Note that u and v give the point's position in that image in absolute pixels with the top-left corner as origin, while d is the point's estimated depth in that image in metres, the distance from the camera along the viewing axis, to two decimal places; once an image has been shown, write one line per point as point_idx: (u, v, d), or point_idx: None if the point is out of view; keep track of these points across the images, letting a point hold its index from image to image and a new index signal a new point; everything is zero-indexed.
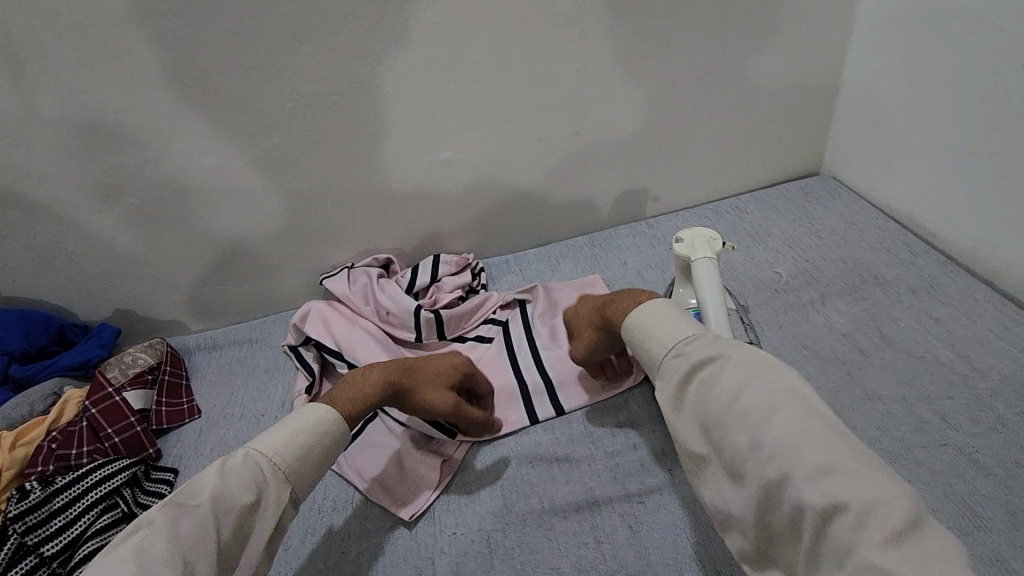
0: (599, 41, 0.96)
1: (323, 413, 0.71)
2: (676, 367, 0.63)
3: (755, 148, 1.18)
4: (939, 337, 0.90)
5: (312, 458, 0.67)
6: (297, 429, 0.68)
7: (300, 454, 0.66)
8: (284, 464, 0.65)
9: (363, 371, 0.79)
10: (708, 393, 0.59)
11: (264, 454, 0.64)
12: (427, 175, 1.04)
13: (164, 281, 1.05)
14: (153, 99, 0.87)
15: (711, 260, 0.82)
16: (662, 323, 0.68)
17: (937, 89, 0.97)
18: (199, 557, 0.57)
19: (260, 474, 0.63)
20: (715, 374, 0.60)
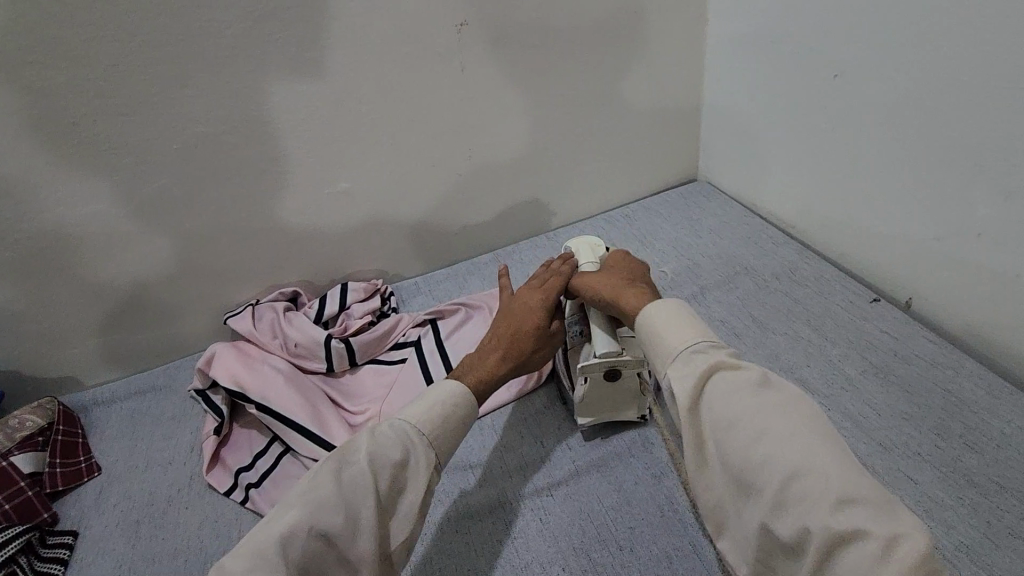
0: (479, 70, 1.03)
1: (453, 386, 0.69)
2: (699, 363, 0.59)
3: (638, 160, 1.28)
4: (799, 315, 0.97)
5: (451, 426, 0.66)
6: (438, 400, 0.67)
7: (443, 423, 0.66)
8: (429, 430, 0.64)
9: (480, 354, 0.77)
10: (722, 404, 0.56)
11: (416, 426, 0.64)
12: (325, 209, 1.06)
13: (52, 335, 1.01)
14: (23, 150, 0.85)
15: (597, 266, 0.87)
16: (673, 326, 0.64)
17: (780, 97, 1.08)
18: (359, 506, 0.58)
19: (409, 442, 0.63)
20: (733, 382, 0.57)
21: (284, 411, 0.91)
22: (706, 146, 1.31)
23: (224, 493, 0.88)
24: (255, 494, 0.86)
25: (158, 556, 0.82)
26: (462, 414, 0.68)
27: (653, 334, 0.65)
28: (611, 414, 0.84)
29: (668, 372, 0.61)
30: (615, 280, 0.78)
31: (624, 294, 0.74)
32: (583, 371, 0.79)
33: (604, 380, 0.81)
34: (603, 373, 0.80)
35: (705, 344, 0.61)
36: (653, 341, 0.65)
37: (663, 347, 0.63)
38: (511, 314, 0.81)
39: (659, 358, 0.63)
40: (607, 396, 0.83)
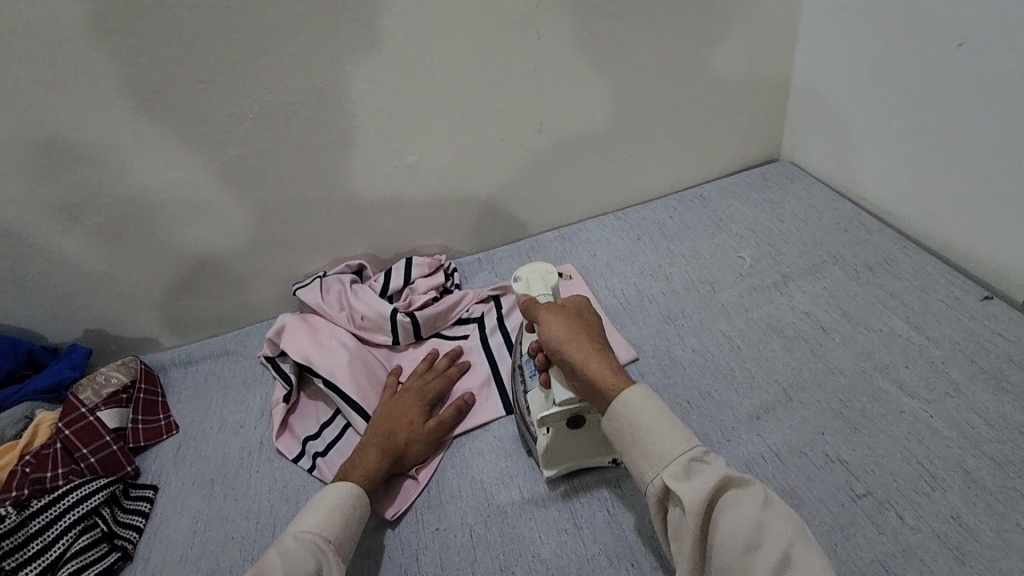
0: (555, 38, 0.98)
1: (335, 495, 0.71)
2: (708, 476, 0.57)
3: (717, 137, 1.20)
4: (895, 310, 0.89)
5: (350, 527, 0.69)
6: (333, 505, 0.70)
7: (344, 528, 0.68)
8: (331, 536, 0.67)
9: (360, 451, 0.80)
10: (734, 521, 0.55)
11: (323, 536, 0.66)
12: (392, 182, 1.05)
13: (133, 298, 1.05)
14: (110, 117, 0.87)
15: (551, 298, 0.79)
16: (659, 426, 0.61)
17: (883, 70, 0.98)
18: None
19: (319, 551, 0.65)
20: (738, 499, 0.56)
21: (354, 397, 0.91)
22: (793, 122, 1.21)
23: (292, 460, 0.90)
24: (322, 463, 0.88)
25: (229, 518, 0.84)
26: (356, 521, 0.70)
27: (636, 430, 0.62)
28: (577, 463, 0.78)
29: (661, 475, 0.59)
30: (578, 334, 0.72)
31: (591, 361, 0.69)
32: (541, 421, 0.74)
33: (567, 428, 0.75)
34: (565, 421, 0.74)
35: (700, 452, 0.59)
36: (641, 439, 0.61)
37: (650, 446, 0.61)
38: (392, 413, 0.85)
39: (645, 458, 0.61)
40: (572, 445, 0.77)
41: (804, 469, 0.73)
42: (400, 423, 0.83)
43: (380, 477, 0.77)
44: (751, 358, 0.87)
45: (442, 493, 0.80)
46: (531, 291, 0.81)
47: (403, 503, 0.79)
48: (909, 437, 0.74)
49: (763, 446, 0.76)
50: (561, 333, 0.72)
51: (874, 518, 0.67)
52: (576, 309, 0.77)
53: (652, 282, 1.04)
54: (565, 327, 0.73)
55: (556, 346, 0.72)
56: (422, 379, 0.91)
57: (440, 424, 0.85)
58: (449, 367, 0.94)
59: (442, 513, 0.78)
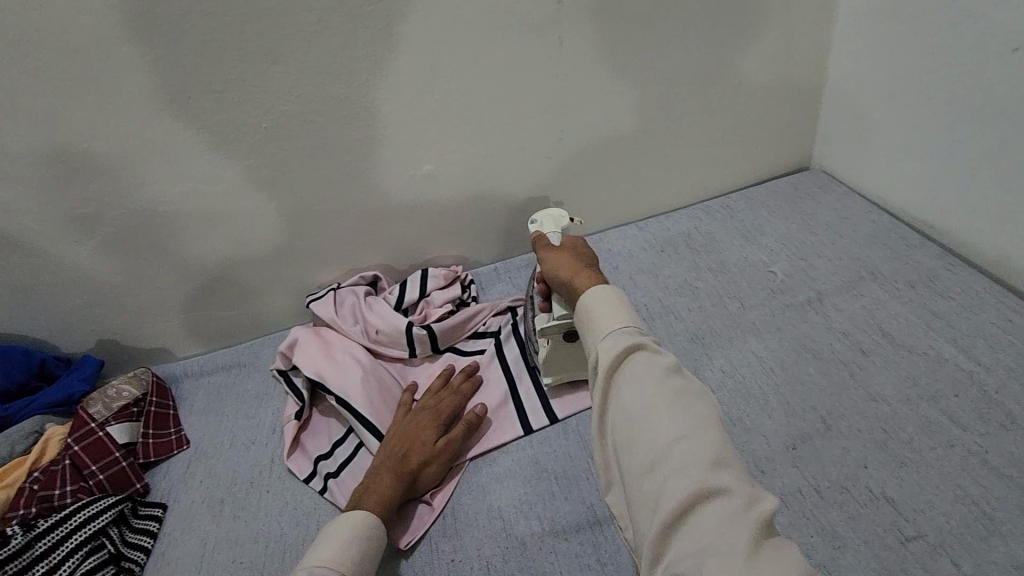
0: (579, 44, 0.95)
1: (348, 526, 0.68)
2: (624, 340, 0.56)
3: (746, 144, 1.15)
4: (941, 333, 0.84)
5: (366, 560, 0.66)
6: (351, 538, 0.67)
7: (360, 561, 0.65)
8: (349, 571, 0.63)
9: (372, 476, 0.76)
10: (635, 379, 0.53)
11: (341, 570, 0.63)
12: (409, 192, 1.02)
13: (145, 308, 1.03)
14: (122, 126, 0.85)
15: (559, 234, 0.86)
16: (607, 307, 0.60)
17: (928, 76, 0.93)
18: None
19: None
20: (651, 368, 0.54)
21: (367, 417, 0.88)
22: (826, 129, 1.16)
23: (303, 481, 0.87)
24: (334, 484, 0.85)
25: (239, 540, 0.82)
26: (371, 553, 0.67)
27: (588, 313, 0.61)
28: (578, 370, 0.88)
29: (596, 346, 0.58)
30: (568, 258, 0.75)
31: (574, 273, 0.70)
32: (540, 333, 0.84)
33: (564, 341, 0.84)
34: (561, 334, 0.84)
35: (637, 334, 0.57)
36: (586, 320, 0.60)
37: (594, 322, 0.60)
38: (405, 433, 0.82)
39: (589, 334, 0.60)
40: (570, 356, 0.87)
41: (845, 506, 0.68)
42: (413, 444, 0.80)
43: (393, 504, 0.74)
44: (785, 381, 0.83)
45: (458, 521, 0.77)
46: (542, 229, 0.88)
47: (419, 530, 0.76)
48: (962, 474, 0.69)
49: (801, 480, 0.71)
50: (553, 259, 0.75)
51: (925, 563, 0.63)
52: (573, 245, 0.80)
53: (678, 296, 0.99)
54: (561, 252, 0.76)
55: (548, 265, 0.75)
56: (437, 395, 0.88)
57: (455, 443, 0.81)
58: (463, 383, 0.90)
59: (458, 543, 0.75)
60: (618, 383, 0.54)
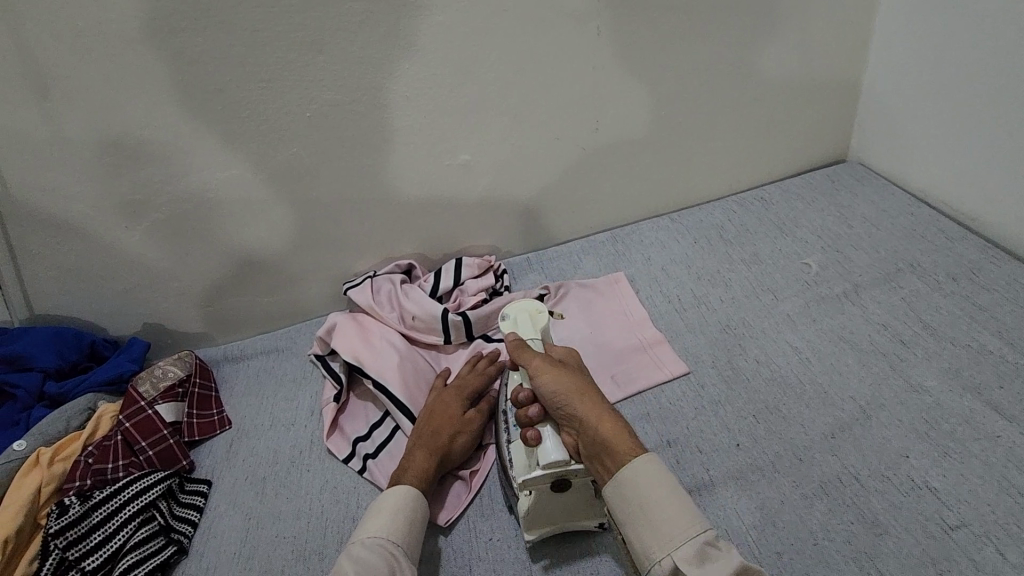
0: (616, 36, 0.95)
1: (392, 502, 0.70)
2: (726, 566, 0.54)
3: (781, 136, 1.14)
4: (984, 325, 0.84)
5: (413, 531, 0.69)
6: (397, 507, 0.69)
7: (408, 532, 0.68)
8: (402, 543, 0.67)
9: (407, 454, 0.78)
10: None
11: (392, 540, 0.66)
12: (444, 181, 1.03)
13: (188, 293, 1.06)
14: (172, 115, 0.88)
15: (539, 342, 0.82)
16: (672, 506, 0.59)
17: (979, 65, 0.92)
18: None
19: (392, 556, 0.65)
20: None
21: (403, 399, 0.90)
22: (864, 121, 1.14)
23: (342, 460, 0.89)
24: (372, 465, 0.87)
25: (281, 515, 0.84)
26: (418, 524, 0.70)
27: (650, 509, 0.59)
28: (564, 526, 0.72)
29: (674, 556, 0.56)
30: (583, 389, 0.70)
31: (607, 429, 0.66)
32: (524, 484, 0.70)
33: (550, 493, 0.70)
34: (548, 485, 0.70)
35: (710, 536, 0.57)
36: (657, 522, 0.58)
37: (665, 530, 0.58)
38: (433, 414, 0.83)
39: (658, 541, 0.58)
40: (554, 511, 0.71)
41: (887, 494, 0.68)
42: (443, 424, 0.81)
43: (431, 479, 0.75)
44: (822, 372, 0.82)
45: (494, 502, 0.79)
46: (521, 330, 0.83)
47: (457, 506, 0.78)
48: (1008, 465, 0.68)
49: (841, 469, 0.71)
50: (569, 391, 0.70)
51: (970, 552, 0.62)
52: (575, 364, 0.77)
53: (712, 288, 0.99)
54: (568, 382, 0.71)
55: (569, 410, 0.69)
56: (461, 376, 0.89)
57: (480, 420, 0.83)
58: (487, 364, 0.91)
59: (494, 522, 0.76)
60: None
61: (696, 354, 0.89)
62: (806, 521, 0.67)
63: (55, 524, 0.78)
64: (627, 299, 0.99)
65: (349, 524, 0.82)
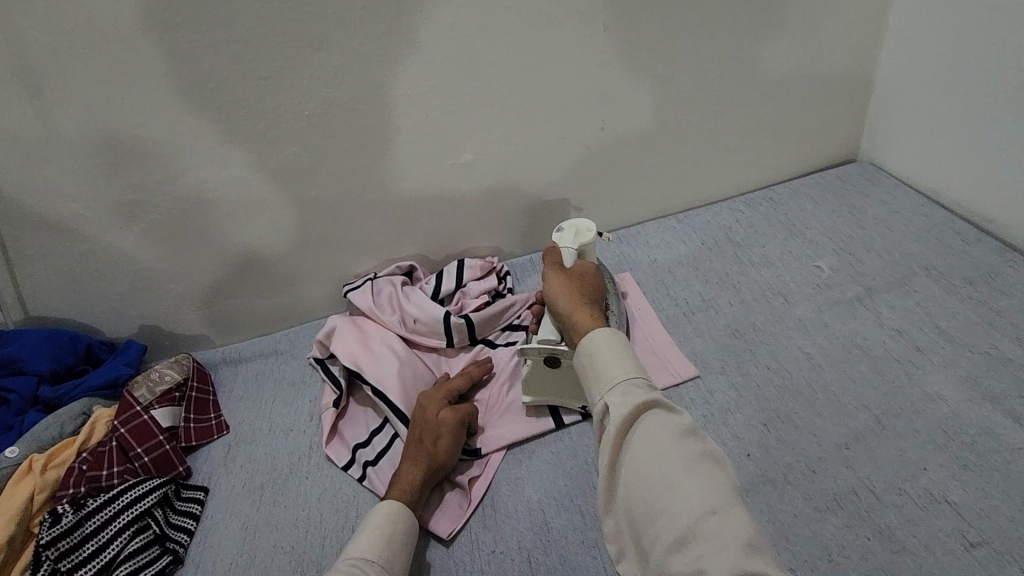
0: (623, 33, 0.93)
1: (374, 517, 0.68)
2: (637, 397, 0.57)
3: (790, 135, 1.11)
4: (1003, 331, 0.82)
5: (398, 545, 0.67)
6: (371, 526, 0.67)
7: (391, 545, 0.66)
8: (379, 558, 0.64)
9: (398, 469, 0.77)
10: (651, 437, 0.54)
11: (368, 556, 0.64)
12: (446, 180, 1.01)
13: (185, 295, 1.04)
14: (167, 114, 0.86)
15: (575, 253, 0.82)
16: (616, 356, 0.61)
17: (997, 63, 0.89)
18: None
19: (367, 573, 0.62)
20: (664, 424, 0.55)
21: (403, 405, 0.88)
22: (876, 120, 1.12)
23: (341, 467, 0.87)
24: (372, 472, 0.85)
25: (280, 523, 0.83)
26: (401, 536, 0.68)
27: (594, 361, 0.62)
28: (553, 397, 0.84)
29: (603, 396, 0.59)
30: (573, 289, 0.76)
31: (574, 313, 0.72)
32: (522, 351, 0.82)
33: (545, 366, 0.82)
34: (542, 359, 0.81)
35: (641, 380, 0.59)
36: (590, 367, 0.62)
37: (600, 373, 0.61)
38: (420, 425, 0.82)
39: (594, 381, 0.61)
40: (550, 383, 0.83)
41: (904, 508, 0.66)
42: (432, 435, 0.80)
43: (420, 491, 0.74)
44: (835, 378, 0.80)
45: (497, 513, 0.76)
46: (563, 241, 0.85)
47: (458, 519, 0.76)
48: None
49: (856, 481, 0.69)
50: (557, 288, 0.77)
51: (992, 570, 0.60)
52: (584, 272, 0.80)
53: (720, 291, 0.97)
54: (563, 284, 0.77)
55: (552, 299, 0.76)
56: (439, 382, 0.88)
57: (456, 418, 0.80)
58: (466, 368, 0.90)
59: (497, 533, 0.74)
60: (631, 442, 0.55)
61: (705, 359, 0.86)
62: (820, 536, 0.65)
63: (47, 534, 0.76)
64: (634, 299, 0.97)
65: (348, 533, 0.80)
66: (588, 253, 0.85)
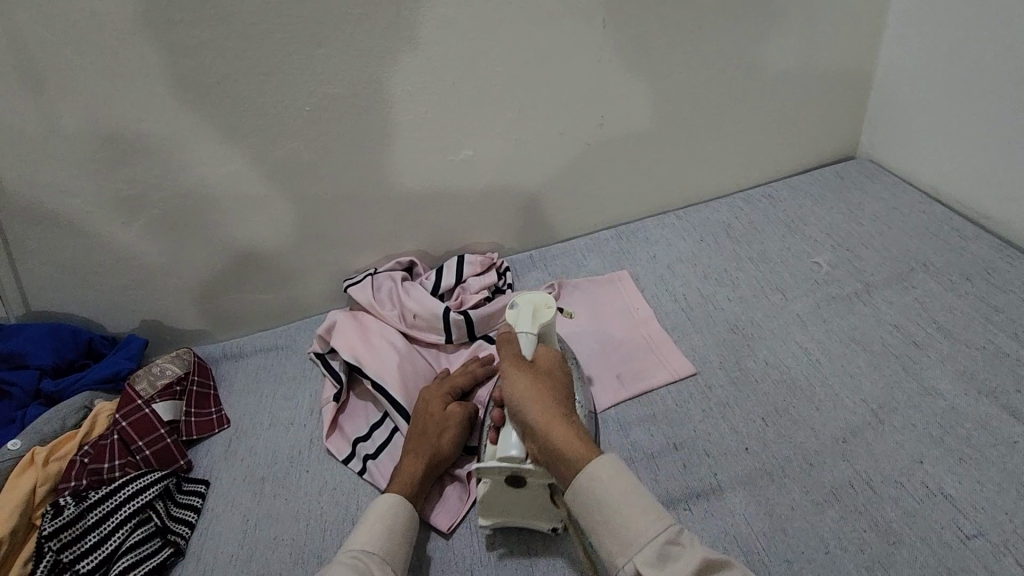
0: (622, 29, 0.93)
1: (375, 509, 0.69)
2: (683, 561, 0.54)
3: (789, 132, 1.11)
4: (1000, 327, 0.82)
5: (399, 537, 0.67)
6: (369, 518, 0.68)
7: (391, 538, 0.66)
8: (377, 549, 0.65)
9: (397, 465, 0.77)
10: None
11: (366, 548, 0.64)
12: (446, 176, 1.01)
13: (186, 290, 1.05)
14: (168, 109, 0.86)
15: (534, 340, 0.74)
16: (627, 503, 0.58)
17: (995, 60, 0.90)
18: None
19: (364, 565, 0.63)
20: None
21: (403, 400, 0.88)
22: (875, 117, 1.12)
23: (342, 461, 0.88)
24: (372, 466, 0.86)
25: (280, 517, 0.83)
26: (401, 526, 0.68)
27: (605, 507, 0.59)
28: (516, 522, 0.72)
29: (631, 558, 0.55)
30: (541, 389, 0.68)
31: (558, 433, 0.64)
32: (480, 472, 0.70)
33: (506, 486, 0.70)
34: (504, 478, 0.70)
35: (672, 533, 0.56)
36: (613, 518, 0.58)
37: (625, 532, 0.57)
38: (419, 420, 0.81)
39: (618, 544, 0.57)
40: (511, 505, 0.71)
41: (901, 501, 0.66)
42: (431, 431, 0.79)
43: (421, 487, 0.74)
44: (832, 373, 0.81)
45: None
46: (518, 324, 0.75)
47: (458, 512, 0.76)
48: None
49: (853, 474, 0.70)
50: (524, 392, 0.67)
51: (988, 561, 0.61)
52: (549, 363, 0.73)
53: (719, 286, 0.97)
54: (531, 385, 0.68)
55: (523, 409, 0.67)
56: (446, 377, 0.87)
57: (465, 413, 0.81)
58: (473, 364, 0.89)
59: (495, 525, 0.75)
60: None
61: (703, 354, 0.87)
62: (817, 528, 0.66)
63: (50, 525, 0.77)
64: (632, 295, 0.98)
65: (349, 526, 0.80)
66: (546, 334, 0.77)
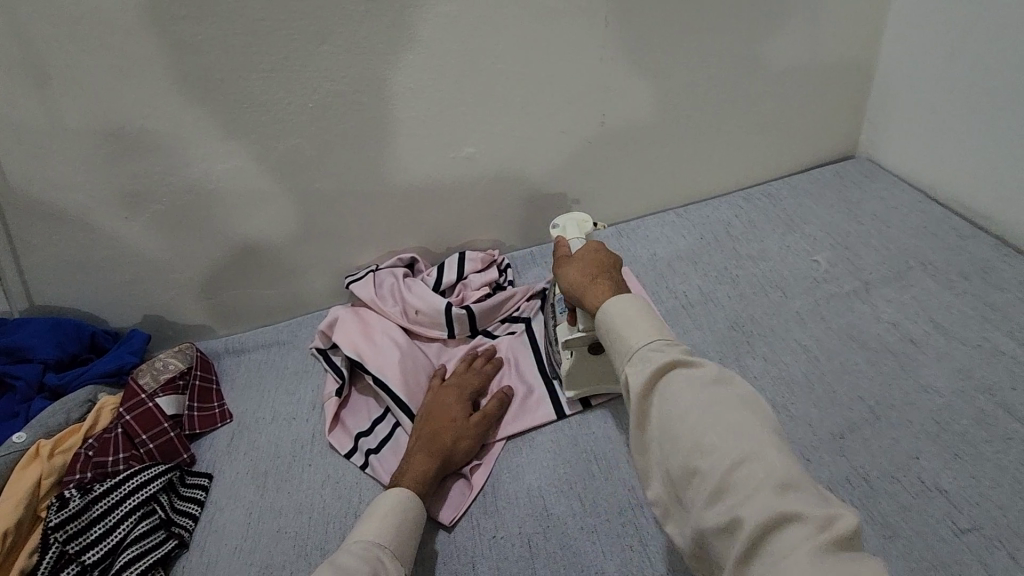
0: (624, 27, 0.94)
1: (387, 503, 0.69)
2: (657, 361, 0.55)
3: (788, 131, 1.12)
4: (997, 325, 0.83)
5: (407, 532, 0.68)
6: (383, 512, 0.68)
7: (401, 533, 0.67)
8: (388, 543, 0.65)
9: (408, 456, 0.77)
10: (673, 394, 0.53)
11: (380, 542, 0.64)
12: (448, 173, 1.02)
13: (189, 285, 1.05)
14: (171, 105, 0.87)
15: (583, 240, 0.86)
16: (631, 320, 0.60)
17: (994, 61, 0.90)
18: None
19: (377, 559, 0.63)
20: (690, 381, 0.53)
21: (404, 396, 0.89)
22: (874, 117, 1.13)
23: (344, 455, 0.89)
24: (375, 460, 0.86)
25: (283, 509, 0.84)
26: (410, 520, 0.69)
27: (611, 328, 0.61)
28: (599, 387, 0.85)
29: (625, 366, 0.57)
30: (576, 256, 0.76)
31: (580, 281, 0.71)
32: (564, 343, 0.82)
33: (588, 353, 0.82)
34: (586, 346, 0.81)
35: (660, 343, 0.57)
36: (613, 331, 0.61)
37: (620, 337, 0.59)
38: (432, 415, 0.82)
39: (616, 353, 0.60)
40: (594, 370, 0.84)
41: (897, 497, 0.67)
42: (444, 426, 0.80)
43: (432, 480, 0.75)
44: (830, 369, 0.81)
45: (498, 499, 0.78)
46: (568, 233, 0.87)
47: (460, 506, 0.77)
48: (1021, 467, 0.68)
49: (850, 469, 0.70)
50: (561, 262, 0.76)
51: (982, 555, 0.62)
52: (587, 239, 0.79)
53: (720, 284, 0.98)
54: (568, 258, 0.77)
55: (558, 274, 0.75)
56: (458, 374, 0.89)
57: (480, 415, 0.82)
58: (483, 363, 0.92)
59: (496, 519, 0.76)
60: (661, 399, 0.54)
61: (703, 350, 0.88)
62: None
63: (55, 517, 0.77)
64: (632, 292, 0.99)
65: (352, 519, 0.81)
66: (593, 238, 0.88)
